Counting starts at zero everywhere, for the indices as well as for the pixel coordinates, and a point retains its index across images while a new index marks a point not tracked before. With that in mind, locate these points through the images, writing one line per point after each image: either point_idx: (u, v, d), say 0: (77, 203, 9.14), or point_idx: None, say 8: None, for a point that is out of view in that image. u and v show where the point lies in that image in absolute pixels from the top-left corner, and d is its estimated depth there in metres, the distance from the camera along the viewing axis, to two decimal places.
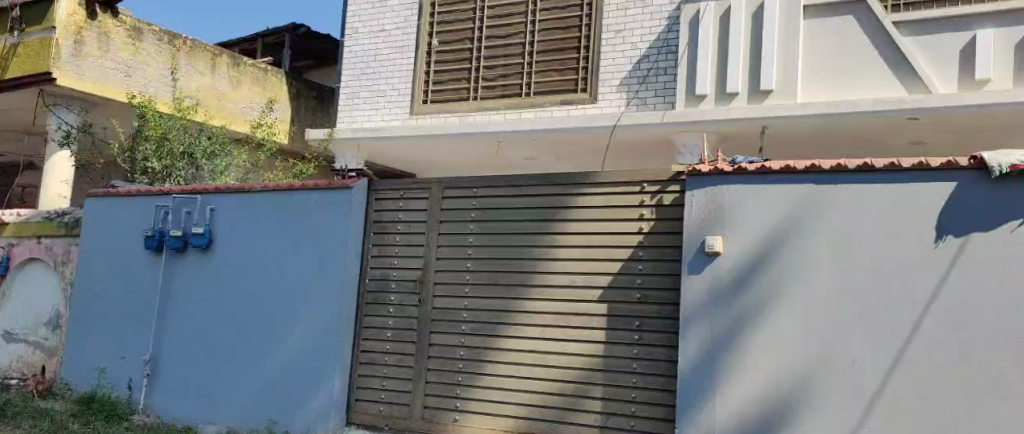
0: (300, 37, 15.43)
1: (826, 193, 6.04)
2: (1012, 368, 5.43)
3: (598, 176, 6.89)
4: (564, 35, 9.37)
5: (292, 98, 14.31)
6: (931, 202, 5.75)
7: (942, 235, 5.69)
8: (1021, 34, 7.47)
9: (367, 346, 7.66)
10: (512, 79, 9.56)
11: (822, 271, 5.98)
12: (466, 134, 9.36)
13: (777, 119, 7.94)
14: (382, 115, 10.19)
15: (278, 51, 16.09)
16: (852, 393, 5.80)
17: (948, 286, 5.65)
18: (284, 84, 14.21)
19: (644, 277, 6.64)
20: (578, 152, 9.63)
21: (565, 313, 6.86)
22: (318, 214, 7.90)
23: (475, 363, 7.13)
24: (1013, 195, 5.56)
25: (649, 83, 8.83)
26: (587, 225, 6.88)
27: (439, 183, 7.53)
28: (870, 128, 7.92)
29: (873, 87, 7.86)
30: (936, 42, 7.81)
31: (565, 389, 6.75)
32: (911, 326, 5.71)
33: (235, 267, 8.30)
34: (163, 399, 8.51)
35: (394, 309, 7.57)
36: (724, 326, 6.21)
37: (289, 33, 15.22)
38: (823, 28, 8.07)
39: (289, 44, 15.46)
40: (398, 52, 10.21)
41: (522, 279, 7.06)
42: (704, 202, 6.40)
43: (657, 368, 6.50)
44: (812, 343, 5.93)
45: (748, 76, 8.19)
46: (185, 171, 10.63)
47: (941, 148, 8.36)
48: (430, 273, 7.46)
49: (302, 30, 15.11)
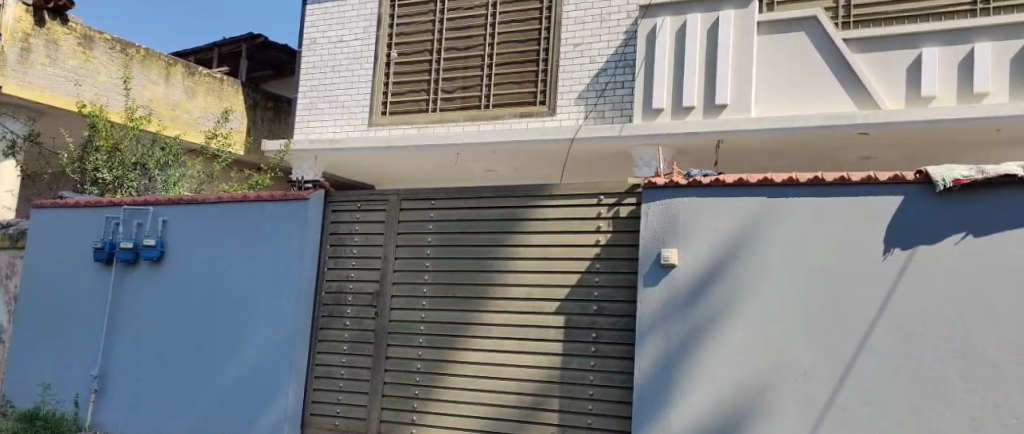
0: (258, 48, 15.28)
1: (778, 206, 6.15)
2: (956, 376, 5.58)
3: (556, 189, 6.94)
4: (524, 48, 9.43)
5: (248, 108, 14.15)
6: (880, 216, 5.89)
7: (890, 248, 5.84)
8: (963, 52, 7.73)
9: (322, 359, 7.58)
10: (472, 91, 9.60)
11: (775, 283, 6.08)
12: (424, 146, 9.34)
13: (733, 133, 8.05)
14: (340, 127, 10.16)
15: (235, 61, 15.92)
16: (804, 402, 5.91)
17: (896, 298, 5.79)
18: (240, 94, 14.06)
19: (601, 289, 6.69)
20: (537, 165, 9.69)
21: (522, 326, 6.87)
22: (275, 226, 7.82)
23: (432, 376, 7.09)
24: (957, 208, 5.72)
25: (607, 97, 8.93)
26: (545, 237, 6.92)
27: (396, 194, 7.50)
28: (822, 142, 8.08)
29: (824, 102, 8.03)
30: (885, 58, 8.01)
31: (521, 401, 6.77)
32: (860, 337, 5.83)
33: (187, 280, 8.17)
34: (111, 416, 8.33)
35: (350, 321, 7.51)
36: (680, 337, 6.27)
37: (246, 44, 15.06)
38: (777, 44, 8.24)
39: (246, 54, 15.30)
40: (356, 63, 10.19)
41: (479, 292, 7.07)
42: (660, 214, 6.48)
43: (614, 380, 6.55)
44: (764, 354, 6.04)
45: (704, 90, 8.30)
46: (138, 182, 10.46)
47: (892, 162, 8.57)
48: (387, 285, 7.42)
49: (260, 40, 14.96)
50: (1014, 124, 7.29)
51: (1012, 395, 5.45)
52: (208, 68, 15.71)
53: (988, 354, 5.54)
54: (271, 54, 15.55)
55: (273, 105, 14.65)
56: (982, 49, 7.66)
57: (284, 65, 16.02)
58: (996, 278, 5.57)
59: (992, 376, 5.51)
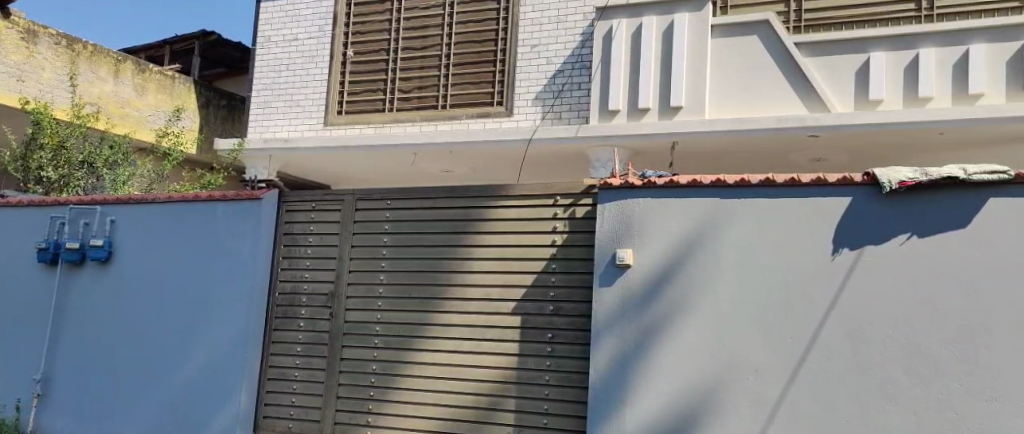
0: (210, 45, 15.02)
1: (730, 207, 6.25)
2: (901, 373, 5.75)
3: (513, 189, 6.96)
4: (480, 48, 9.44)
5: (201, 106, 13.67)
6: (829, 217, 6.01)
7: (839, 248, 5.97)
8: (910, 58, 7.93)
9: (275, 360, 7.49)
10: (428, 92, 9.58)
11: (726, 284, 6.18)
12: (380, 146, 9.29)
13: (688, 135, 8.15)
14: (295, 126, 10.06)
15: (187, 59, 15.66)
16: (756, 400, 6.02)
17: (845, 298, 5.92)
18: (192, 92, 13.51)
19: (557, 290, 6.73)
20: (494, 165, 9.71)
21: (479, 326, 6.87)
22: (226, 226, 7.72)
23: (388, 377, 7.07)
24: (904, 210, 5.87)
25: (564, 98, 8.97)
26: (502, 238, 6.93)
27: (352, 194, 7.46)
28: (774, 145, 8.24)
29: (776, 105, 8.17)
30: (835, 62, 8.18)
31: (477, 402, 6.78)
32: (810, 336, 5.95)
33: (136, 281, 8.01)
34: (56, 421, 8.13)
35: (304, 323, 7.43)
36: (635, 336, 6.34)
37: (199, 41, 14.81)
38: (732, 47, 8.36)
39: (197, 52, 15.04)
40: (311, 62, 10.10)
41: (435, 292, 7.06)
42: (616, 215, 6.53)
43: (569, 379, 6.59)
44: (717, 353, 6.13)
45: (660, 93, 8.39)
46: (85, 181, 10.27)
47: (841, 164, 8.76)
48: (342, 286, 7.36)
49: (213, 38, 14.71)
50: (957, 127, 7.50)
51: (954, 391, 5.63)
52: (159, 65, 15.41)
53: (931, 351, 5.70)
54: (223, 52, 15.30)
55: (227, 103, 14.15)
56: (926, 54, 7.86)
57: (238, 63, 15.79)
58: (939, 277, 5.74)
59: (934, 373, 5.68)
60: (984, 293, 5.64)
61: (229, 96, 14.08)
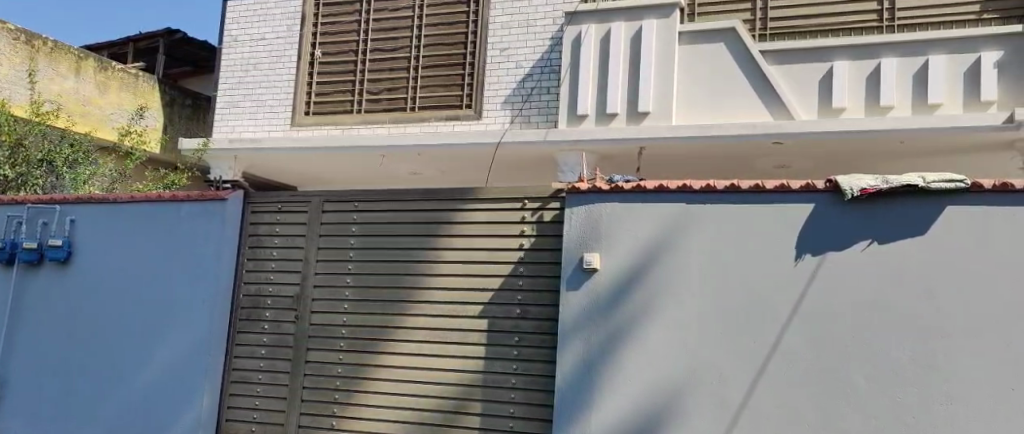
0: (174, 43, 14.82)
1: (695, 213, 6.31)
2: (860, 378, 5.84)
3: (482, 192, 6.96)
4: (450, 50, 9.44)
5: (165, 105, 13.48)
6: (793, 222, 6.10)
7: (801, 254, 6.05)
8: (872, 67, 8.06)
9: (238, 363, 7.40)
10: (397, 93, 9.56)
11: (690, 288, 6.24)
12: (348, 148, 9.24)
13: (656, 140, 8.21)
14: (261, 126, 9.97)
15: (151, 58, 15.45)
16: (719, 404, 6.08)
17: (807, 303, 6.01)
18: (157, 90, 13.33)
19: (524, 293, 6.74)
20: (462, 168, 9.70)
21: (445, 329, 6.86)
22: (189, 226, 7.62)
23: (353, 380, 7.03)
24: (865, 216, 5.98)
25: (533, 102, 8.98)
26: (469, 241, 6.93)
27: (318, 196, 7.41)
28: (740, 150, 8.34)
29: (741, 112, 8.27)
30: (799, 70, 8.30)
31: (443, 405, 6.77)
32: (772, 340, 6.03)
33: (96, 281, 7.87)
34: (10, 424, 7.96)
35: (268, 325, 7.36)
36: (600, 340, 6.37)
37: (164, 39, 14.62)
38: (699, 54, 8.45)
39: (162, 50, 14.84)
40: (278, 62, 10.02)
41: (402, 295, 7.03)
42: (583, 219, 6.56)
43: (536, 383, 6.60)
44: (680, 357, 6.19)
45: (627, 98, 8.45)
46: (44, 180, 10.01)
47: (805, 171, 8.88)
48: (307, 288, 7.31)
49: (178, 36, 14.53)
50: (917, 136, 7.64)
51: (910, 396, 5.74)
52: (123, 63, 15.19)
53: (889, 356, 5.81)
54: (188, 51, 15.11)
55: (191, 102, 13.97)
56: (887, 64, 8.00)
57: (204, 62, 15.61)
58: (898, 283, 5.85)
59: (892, 378, 5.79)
60: (941, 298, 5.76)
61: (194, 95, 13.89)
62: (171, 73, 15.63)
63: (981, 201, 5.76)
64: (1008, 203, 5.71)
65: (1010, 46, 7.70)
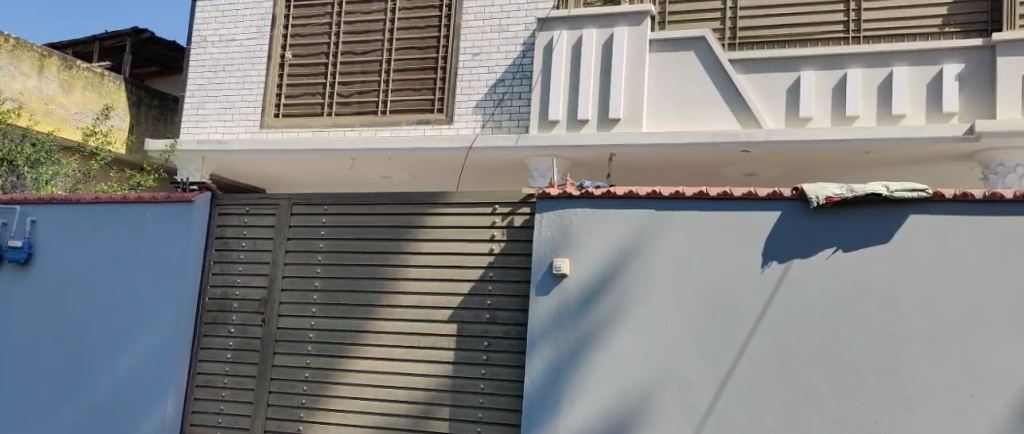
0: (142, 43, 14.61)
1: (664, 219, 6.34)
2: (824, 384, 5.92)
3: (452, 197, 6.95)
4: (422, 54, 9.44)
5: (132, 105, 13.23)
6: (759, 229, 6.16)
7: (768, 261, 6.12)
8: (838, 77, 8.19)
9: (203, 367, 7.33)
10: (369, 97, 9.54)
11: (658, 294, 6.28)
12: (318, 151, 9.17)
13: (627, 147, 8.27)
14: (229, 128, 9.88)
15: (117, 57, 15.24)
16: (685, 410, 6.13)
17: (773, 309, 6.07)
18: (123, 90, 13.07)
19: (494, 298, 6.74)
20: (433, 172, 9.69)
21: (414, 333, 6.83)
22: (154, 228, 7.51)
23: (320, 385, 6.97)
24: (831, 224, 6.06)
25: (504, 107, 8.99)
26: (439, 245, 6.91)
27: (287, 199, 7.36)
28: (709, 158, 8.43)
29: (710, 120, 8.35)
30: (767, 79, 8.39)
31: (411, 410, 6.74)
32: (739, 346, 6.09)
33: (58, 283, 7.74)
34: None
35: (234, 329, 7.29)
36: (569, 345, 6.39)
37: (130, 37, 14.42)
38: (668, 62, 8.52)
39: (129, 49, 14.64)
40: (248, 63, 9.95)
41: (371, 299, 6.99)
42: (552, 224, 6.58)
43: (504, 388, 6.60)
44: (648, 363, 6.23)
45: (598, 105, 8.51)
46: (4, 180, 9.79)
47: (773, 179, 8.99)
48: (275, 292, 7.24)
49: (146, 35, 14.33)
50: (881, 146, 7.77)
51: (873, 402, 5.83)
52: (88, 61, 14.96)
53: (853, 363, 5.89)
54: (155, 50, 14.91)
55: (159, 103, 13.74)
56: (853, 75, 8.13)
57: (171, 62, 15.40)
58: (862, 290, 5.94)
59: (856, 384, 5.87)
60: (903, 305, 5.85)
61: (162, 95, 13.66)
62: (138, 73, 15.43)
63: (943, 210, 5.86)
64: (969, 212, 5.82)
65: (971, 58, 7.86)
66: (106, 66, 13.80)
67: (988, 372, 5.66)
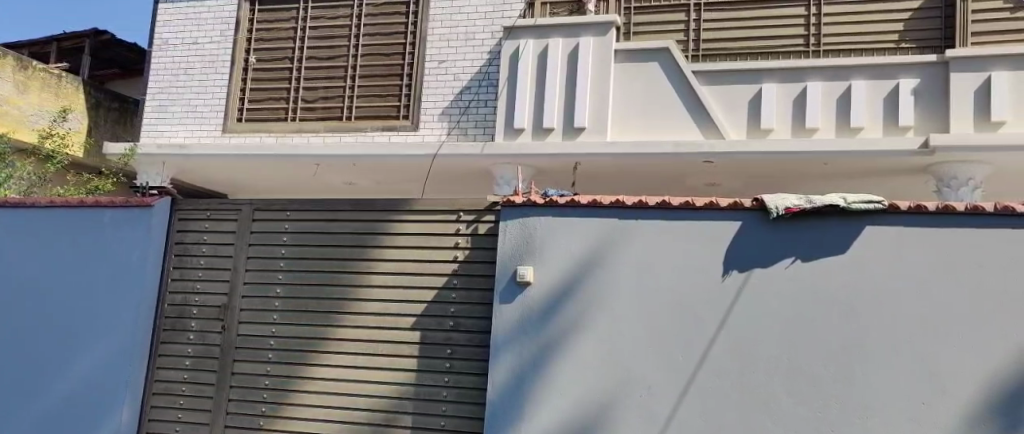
0: (101, 44, 14.34)
1: (627, 227, 6.39)
2: (782, 391, 6.00)
3: (416, 204, 6.93)
4: (388, 61, 9.42)
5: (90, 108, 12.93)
6: (722, 238, 6.23)
7: (729, 270, 6.19)
8: (798, 90, 8.33)
9: (161, 374, 7.21)
10: (333, 102, 9.48)
11: (621, 302, 6.31)
12: (281, 156, 9.07)
13: (591, 156, 8.32)
14: (191, 132, 9.76)
15: (76, 58, 14.97)
16: (647, 417, 6.17)
17: (733, 318, 6.15)
18: (81, 92, 12.76)
19: (457, 305, 6.72)
20: (398, 179, 9.65)
21: (377, 341, 6.79)
22: (112, 233, 7.38)
23: (281, 393, 6.89)
24: (790, 234, 6.15)
25: (471, 114, 8.99)
26: (403, 252, 6.89)
27: (249, 204, 7.29)
28: (673, 168, 8.50)
29: (674, 130, 8.44)
30: (730, 91, 8.50)
31: (373, 418, 6.69)
32: (700, 354, 6.15)
33: (12, 287, 7.58)
34: None
35: (194, 336, 7.18)
36: (532, 353, 6.40)
37: (90, 39, 14.17)
38: (633, 72, 8.60)
39: (89, 50, 14.37)
40: (211, 67, 9.85)
41: (333, 306, 6.93)
42: (516, 232, 6.59)
43: (467, 395, 6.59)
44: (610, 371, 6.26)
45: (564, 114, 8.55)
46: None
47: (735, 189, 9.11)
48: (235, 298, 7.16)
49: (106, 37, 14.08)
50: (840, 158, 7.92)
51: (830, 409, 5.91)
52: (45, 63, 14.66)
53: (811, 370, 5.98)
54: (115, 52, 14.67)
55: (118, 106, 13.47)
56: (813, 88, 8.27)
57: (130, 64, 15.17)
58: (820, 298, 6.03)
59: (814, 392, 5.96)
60: (860, 314, 5.96)
61: (121, 98, 13.39)
62: (98, 75, 15.17)
63: (899, 221, 5.98)
64: (925, 224, 5.94)
65: (926, 74, 8.04)
66: (64, 67, 13.52)
67: (940, 379, 5.78)
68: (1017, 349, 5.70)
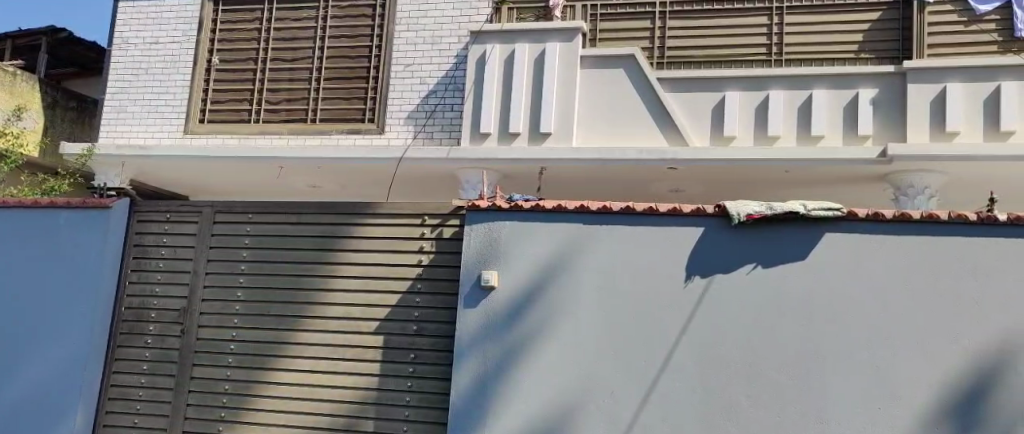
0: (59, 42, 14.03)
1: (590, 233, 6.41)
2: (743, 395, 6.06)
3: (381, 207, 6.89)
4: (353, 64, 9.36)
5: (47, 107, 12.60)
6: (684, 244, 6.27)
7: (691, 275, 6.24)
8: (760, 98, 8.43)
9: (117, 379, 7.06)
10: (297, 104, 9.39)
11: (584, 307, 6.33)
12: (243, 159, 8.95)
13: (557, 162, 8.34)
14: (152, 133, 9.62)
15: (32, 57, 14.64)
16: (609, 422, 6.18)
17: (695, 322, 6.19)
18: (37, 91, 12.42)
19: (422, 310, 6.68)
20: (362, 182, 9.58)
21: (340, 345, 6.71)
22: (68, 234, 7.24)
23: (241, 398, 6.79)
24: (751, 240, 6.21)
25: (436, 119, 8.96)
26: (367, 256, 6.83)
27: (209, 206, 7.18)
28: (638, 174, 8.55)
29: (639, 136, 8.48)
30: (694, 98, 8.58)
31: (335, 423, 6.61)
32: (662, 359, 6.19)
33: None
34: None
35: (152, 339, 7.05)
36: (496, 358, 6.38)
37: (46, 37, 13.85)
38: (598, 78, 8.63)
39: (45, 49, 14.06)
40: (172, 67, 9.70)
41: (295, 310, 6.84)
42: (481, 237, 6.57)
43: (431, 400, 6.55)
44: (573, 375, 6.27)
45: (530, 118, 8.56)
46: None
47: (698, 196, 9.18)
48: (195, 302, 7.05)
49: (64, 35, 13.80)
50: (800, 166, 8.02)
51: (789, 413, 5.98)
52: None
53: (770, 374, 6.05)
54: (72, 51, 14.37)
55: (76, 105, 13.17)
56: (775, 96, 8.38)
57: (88, 64, 14.90)
58: (780, 303, 6.11)
59: (773, 396, 6.02)
60: (819, 319, 6.04)
61: (78, 98, 13.11)
62: (54, 74, 14.87)
63: (857, 229, 6.08)
64: (883, 231, 6.04)
65: (884, 83, 8.19)
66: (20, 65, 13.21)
67: (896, 384, 5.88)
68: (970, 354, 5.81)
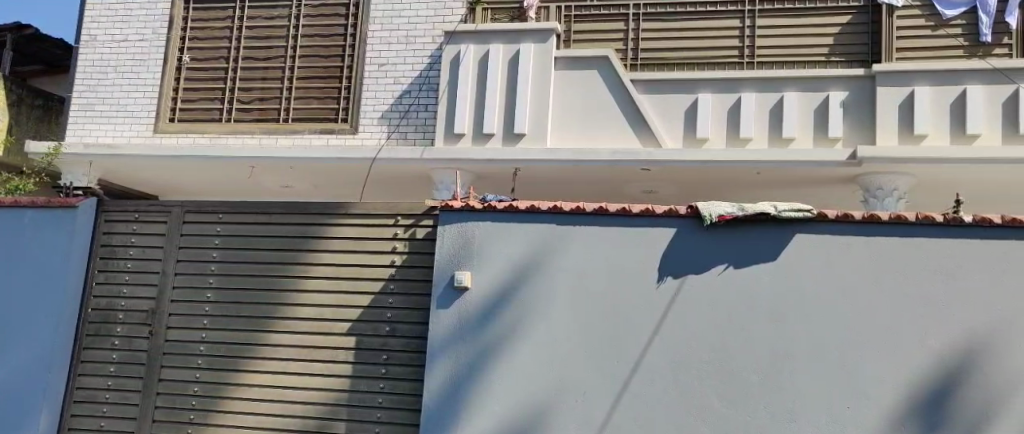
0: (25, 39, 13.77)
1: (562, 234, 6.40)
2: (714, 395, 6.09)
3: (354, 208, 6.84)
4: (326, 63, 9.29)
5: (13, 104, 12.30)
6: (656, 244, 6.29)
7: (663, 276, 6.26)
8: (732, 99, 8.48)
9: (83, 381, 6.95)
10: (268, 103, 9.30)
11: (557, 307, 6.33)
12: (213, 158, 8.83)
13: (531, 163, 8.33)
14: (121, 132, 9.48)
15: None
16: (581, 422, 6.19)
17: (667, 323, 6.21)
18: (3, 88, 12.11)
19: (394, 311, 6.64)
20: (335, 182, 9.51)
21: (311, 346, 6.65)
22: (33, 234, 7.13)
23: (210, 400, 6.70)
24: (722, 241, 6.25)
25: (410, 119, 8.91)
26: (339, 257, 6.78)
27: (179, 206, 7.09)
28: (612, 175, 8.57)
29: (613, 137, 8.50)
30: (667, 100, 8.62)
31: (306, 425, 6.55)
32: (633, 359, 6.20)
33: None
34: None
35: (119, 341, 6.94)
36: (469, 359, 6.36)
37: (11, 34, 13.57)
38: (573, 79, 8.64)
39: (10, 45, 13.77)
40: (141, 65, 9.56)
41: (265, 311, 6.77)
42: (454, 237, 6.54)
43: (403, 402, 6.51)
44: (545, 376, 6.27)
45: (504, 119, 8.55)
46: None
47: (672, 197, 9.22)
48: (164, 302, 6.95)
49: (30, 32, 13.54)
50: (772, 167, 8.07)
51: (760, 412, 6.02)
52: None
53: (741, 374, 6.09)
54: (39, 48, 14.11)
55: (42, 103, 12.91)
56: (747, 98, 8.44)
57: (56, 62, 14.66)
58: (750, 304, 6.14)
59: (744, 396, 6.06)
60: (789, 319, 6.09)
61: (44, 95, 12.86)
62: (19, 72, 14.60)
63: (827, 230, 6.13)
64: (853, 232, 6.10)
65: (854, 86, 8.28)
66: None
67: (865, 383, 5.94)
68: (936, 354, 5.88)
